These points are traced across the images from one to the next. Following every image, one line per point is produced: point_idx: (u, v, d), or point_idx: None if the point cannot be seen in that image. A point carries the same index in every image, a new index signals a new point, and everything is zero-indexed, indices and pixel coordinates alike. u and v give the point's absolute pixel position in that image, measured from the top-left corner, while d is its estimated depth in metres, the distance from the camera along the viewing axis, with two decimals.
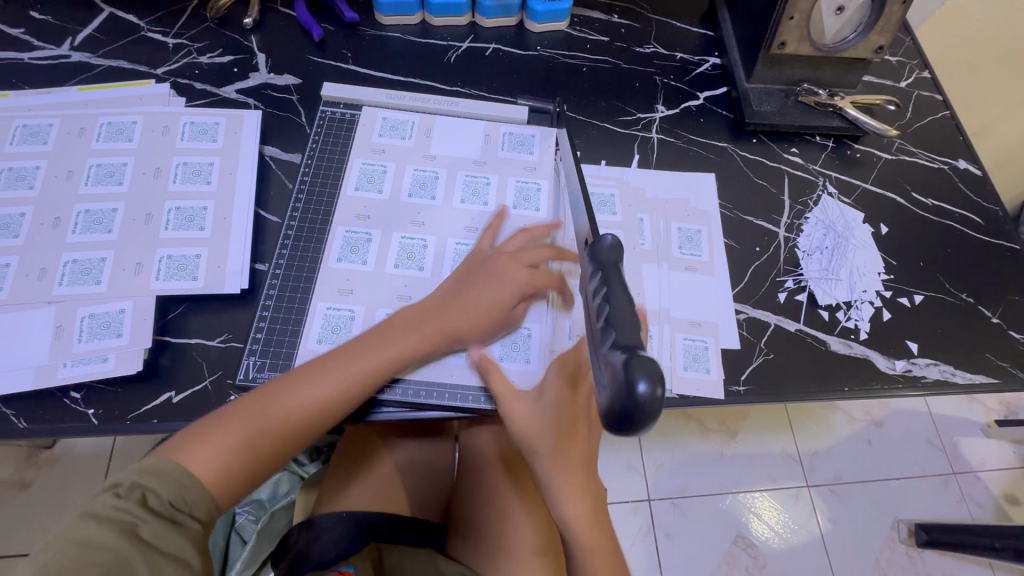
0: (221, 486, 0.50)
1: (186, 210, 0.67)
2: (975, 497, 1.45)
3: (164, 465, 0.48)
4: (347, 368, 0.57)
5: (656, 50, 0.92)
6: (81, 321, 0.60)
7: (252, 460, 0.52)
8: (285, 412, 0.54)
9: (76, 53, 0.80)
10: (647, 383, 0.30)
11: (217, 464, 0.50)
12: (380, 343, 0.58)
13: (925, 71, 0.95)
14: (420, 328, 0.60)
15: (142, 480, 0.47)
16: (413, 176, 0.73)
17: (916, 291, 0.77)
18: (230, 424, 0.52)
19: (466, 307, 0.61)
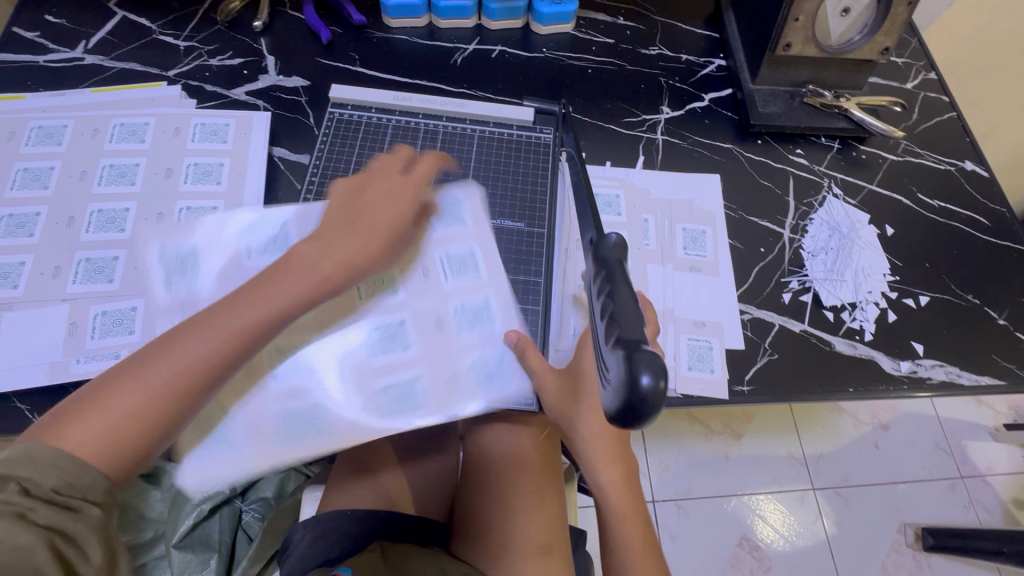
0: (106, 463, 0.43)
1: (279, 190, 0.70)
2: (983, 502, 1.43)
3: (26, 452, 0.40)
4: (229, 316, 0.49)
5: (661, 52, 0.92)
6: (94, 318, 0.61)
7: (136, 433, 0.45)
8: (171, 372, 0.46)
9: (90, 56, 0.82)
10: (650, 374, 0.29)
11: (98, 442, 0.43)
12: (267, 286, 0.51)
13: (931, 73, 0.95)
14: (310, 267, 0.53)
15: (14, 470, 0.39)
16: (421, 190, 0.72)
17: (922, 293, 0.77)
18: (106, 398, 0.44)
19: (361, 234, 0.56)
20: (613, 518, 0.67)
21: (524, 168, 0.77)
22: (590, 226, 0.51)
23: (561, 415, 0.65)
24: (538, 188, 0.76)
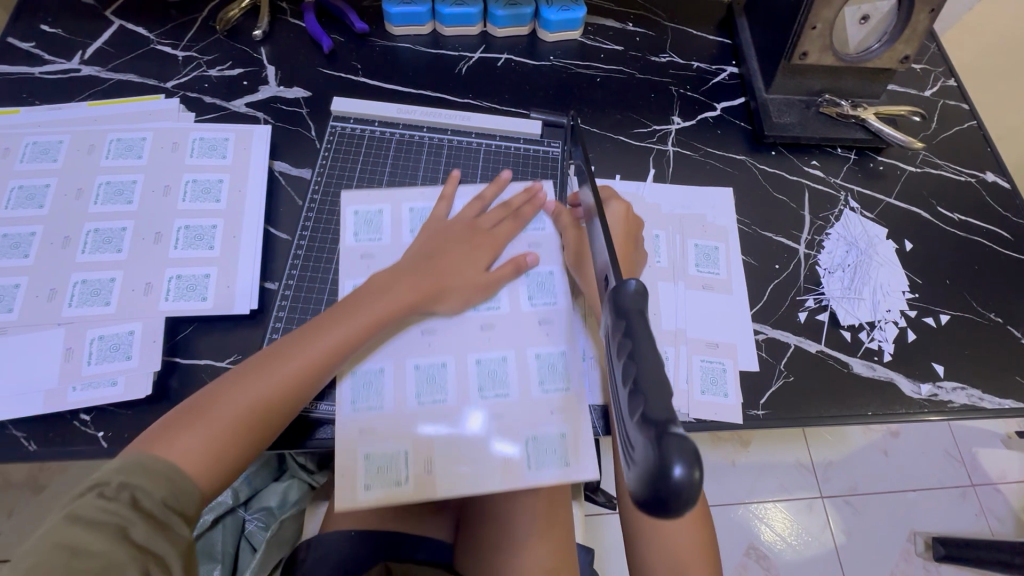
0: (205, 475, 0.49)
1: (365, 214, 0.68)
2: (996, 511, 1.40)
3: (141, 459, 0.46)
4: (312, 346, 0.56)
5: (671, 59, 0.90)
6: (90, 343, 0.60)
7: (231, 446, 0.51)
8: (260, 389, 0.53)
9: (86, 67, 0.80)
10: (682, 462, 0.26)
11: (195, 455, 0.49)
12: (338, 317, 0.58)
13: (951, 79, 0.92)
14: (376, 301, 0.59)
15: (129, 480, 0.45)
16: (413, 215, 0.69)
17: (942, 311, 0.74)
18: (193, 429, 0.50)
19: (440, 270, 0.63)
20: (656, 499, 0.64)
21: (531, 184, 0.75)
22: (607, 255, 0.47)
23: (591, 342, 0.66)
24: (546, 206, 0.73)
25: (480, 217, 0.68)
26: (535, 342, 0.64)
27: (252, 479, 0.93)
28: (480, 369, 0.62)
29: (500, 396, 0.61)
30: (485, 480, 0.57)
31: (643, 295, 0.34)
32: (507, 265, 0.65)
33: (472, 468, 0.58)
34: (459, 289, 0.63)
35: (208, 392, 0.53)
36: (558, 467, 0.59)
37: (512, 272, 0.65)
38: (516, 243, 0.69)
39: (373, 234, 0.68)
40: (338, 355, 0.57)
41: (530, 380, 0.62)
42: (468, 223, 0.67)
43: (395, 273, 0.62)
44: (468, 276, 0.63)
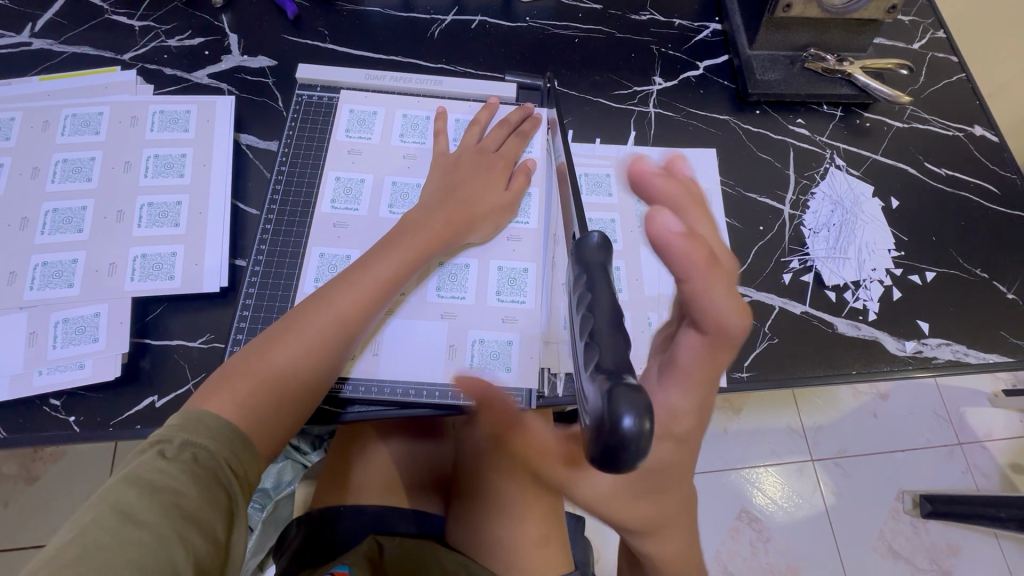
0: (264, 428, 0.48)
1: (360, 113, 0.71)
2: (980, 467, 1.42)
3: (200, 416, 0.45)
4: (359, 283, 0.54)
5: (652, 17, 0.86)
6: (54, 327, 0.58)
7: (289, 397, 0.50)
8: (322, 328, 0.52)
9: (38, 40, 0.76)
10: (632, 414, 0.27)
11: (253, 408, 0.48)
12: (383, 256, 0.56)
13: (939, 31, 0.89)
14: (417, 238, 0.58)
15: (189, 439, 0.43)
16: (393, 187, 0.68)
17: (928, 268, 0.73)
18: (248, 378, 0.49)
19: (468, 201, 0.62)
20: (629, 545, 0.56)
21: None
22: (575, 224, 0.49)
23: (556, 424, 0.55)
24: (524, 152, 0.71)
25: (484, 140, 0.68)
26: (503, 251, 0.66)
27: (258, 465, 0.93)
28: (442, 270, 0.64)
29: (457, 297, 0.63)
30: (436, 381, 0.60)
31: (605, 246, 0.34)
32: (521, 175, 0.67)
33: (425, 365, 0.60)
34: (484, 218, 0.63)
35: (259, 344, 0.51)
36: (502, 373, 0.61)
37: (525, 181, 0.67)
38: None
39: (351, 201, 0.67)
40: (384, 293, 0.55)
41: (487, 288, 0.64)
42: (474, 148, 0.67)
43: (429, 208, 0.61)
44: (492, 201, 0.64)
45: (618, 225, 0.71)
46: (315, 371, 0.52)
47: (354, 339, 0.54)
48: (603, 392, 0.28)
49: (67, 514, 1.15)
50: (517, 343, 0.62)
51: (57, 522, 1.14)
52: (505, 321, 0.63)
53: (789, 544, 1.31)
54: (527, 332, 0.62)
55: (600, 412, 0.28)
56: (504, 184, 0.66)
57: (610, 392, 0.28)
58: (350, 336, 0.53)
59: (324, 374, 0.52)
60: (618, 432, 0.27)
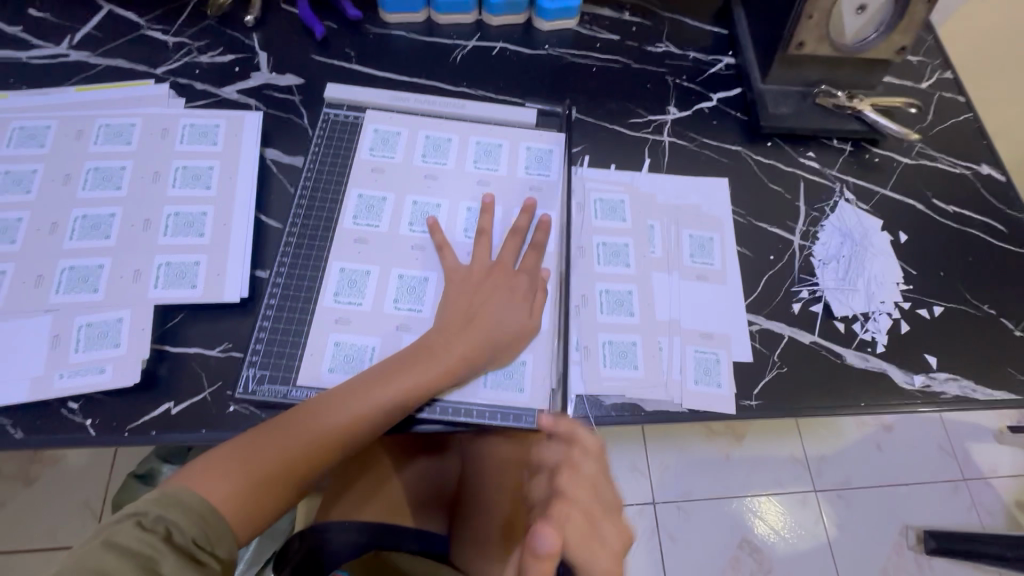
0: (242, 517, 0.50)
1: (385, 133, 0.74)
2: (986, 504, 1.40)
3: (179, 492, 0.47)
4: (381, 391, 0.56)
5: (668, 49, 0.89)
6: (77, 330, 0.59)
7: (274, 493, 0.51)
8: (326, 432, 0.54)
9: (75, 52, 0.78)
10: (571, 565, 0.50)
11: (236, 497, 0.49)
12: (411, 367, 0.58)
13: (947, 72, 0.91)
14: (436, 363, 0.58)
15: (166, 516, 0.46)
16: (415, 207, 0.70)
17: (936, 303, 0.74)
18: (241, 462, 0.51)
19: (483, 332, 0.61)
20: None
21: (533, 181, 0.73)
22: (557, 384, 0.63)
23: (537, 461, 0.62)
24: (541, 177, 0.74)
25: (499, 257, 0.66)
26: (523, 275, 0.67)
27: None
28: None
29: None
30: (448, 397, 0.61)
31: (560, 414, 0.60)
32: (539, 295, 0.66)
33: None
34: (502, 346, 0.62)
35: (262, 433, 0.53)
36: (513, 393, 0.62)
37: (543, 300, 0.66)
38: (518, 186, 0.73)
39: (373, 218, 0.69)
40: (390, 412, 0.56)
41: None
42: (490, 266, 0.66)
43: (449, 332, 0.61)
44: (507, 332, 0.62)
45: (631, 250, 0.72)
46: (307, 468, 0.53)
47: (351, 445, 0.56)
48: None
49: (64, 518, 1.15)
50: (529, 364, 0.64)
51: (55, 526, 1.14)
52: None
53: None
54: (539, 353, 0.65)
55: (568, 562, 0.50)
56: (527, 309, 0.64)
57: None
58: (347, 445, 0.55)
59: (308, 477, 0.54)
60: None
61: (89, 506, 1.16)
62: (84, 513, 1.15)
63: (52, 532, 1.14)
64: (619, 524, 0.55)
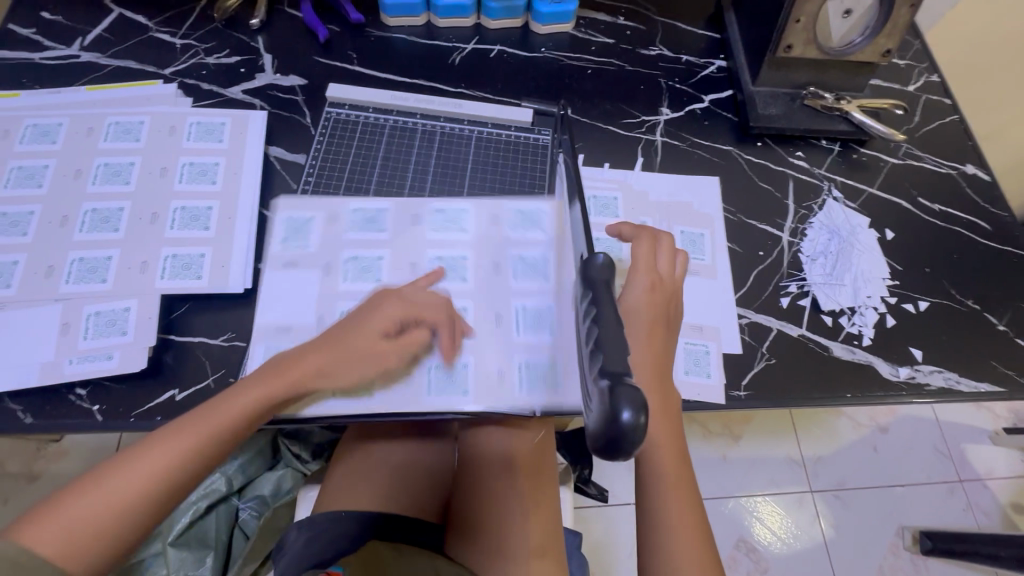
0: (83, 553, 0.49)
1: (297, 220, 0.69)
2: (982, 506, 1.41)
3: (11, 541, 0.46)
4: (249, 394, 0.56)
5: (661, 53, 0.91)
6: (86, 319, 0.61)
7: (118, 526, 0.50)
8: (197, 441, 0.54)
9: (86, 53, 0.81)
10: (628, 408, 0.35)
11: (89, 525, 0.49)
12: (290, 367, 0.58)
13: (934, 75, 0.94)
14: (251, 386, 0.57)
15: (4, 560, 0.43)
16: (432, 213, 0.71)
17: (921, 298, 0.76)
18: (100, 483, 0.51)
19: (332, 352, 0.59)
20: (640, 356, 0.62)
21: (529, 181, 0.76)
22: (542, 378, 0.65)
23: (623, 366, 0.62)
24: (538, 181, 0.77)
25: (391, 279, 0.66)
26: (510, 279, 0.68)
27: (247, 467, 0.90)
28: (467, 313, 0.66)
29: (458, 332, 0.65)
30: None
31: (606, 268, 0.44)
32: (421, 329, 0.62)
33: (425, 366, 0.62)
34: (353, 369, 0.59)
35: (112, 463, 0.52)
36: (458, 397, 0.62)
37: (427, 336, 0.62)
38: (515, 186, 0.76)
39: (300, 239, 0.68)
40: (231, 435, 0.55)
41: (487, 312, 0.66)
42: (381, 285, 0.65)
43: (338, 332, 0.60)
44: (360, 355, 0.59)
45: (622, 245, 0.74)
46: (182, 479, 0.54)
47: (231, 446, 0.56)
48: (607, 389, 0.36)
49: None
50: (472, 367, 0.63)
51: None
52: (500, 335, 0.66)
53: None
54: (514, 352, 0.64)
55: (605, 403, 0.36)
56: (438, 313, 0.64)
57: (613, 393, 0.35)
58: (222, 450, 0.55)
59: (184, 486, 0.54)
60: (619, 422, 0.34)
61: None
62: None
63: None
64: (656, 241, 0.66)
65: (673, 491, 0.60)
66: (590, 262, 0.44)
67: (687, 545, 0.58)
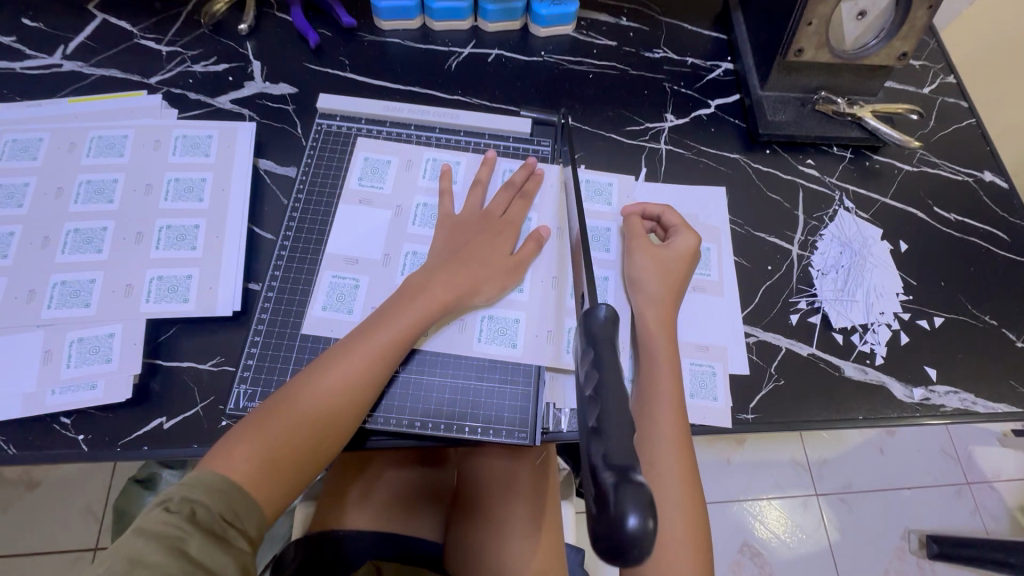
0: (268, 485, 0.50)
1: (374, 162, 0.73)
2: (989, 508, 1.38)
3: (200, 476, 0.48)
4: (379, 332, 0.57)
5: (666, 55, 0.88)
6: (69, 346, 0.59)
7: (292, 458, 0.51)
8: (342, 380, 0.54)
9: (68, 62, 0.78)
10: (637, 513, 0.32)
11: (258, 468, 0.50)
12: (403, 304, 0.59)
13: (950, 76, 0.90)
14: (403, 314, 0.58)
15: (191, 495, 0.46)
16: (424, 210, 0.70)
17: (936, 313, 0.73)
18: (260, 431, 0.51)
19: (470, 264, 0.63)
20: (652, 328, 0.63)
21: (547, 196, 0.73)
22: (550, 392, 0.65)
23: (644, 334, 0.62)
24: (548, 190, 0.73)
25: (488, 205, 0.69)
26: (537, 289, 0.68)
27: None
28: (491, 321, 0.66)
29: (484, 338, 0.65)
30: (437, 414, 0.62)
31: (608, 324, 0.43)
32: (529, 241, 0.67)
33: (433, 380, 0.63)
34: (487, 278, 0.63)
35: (273, 402, 0.54)
36: (507, 348, 0.65)
37: (535, 249, 0.67)
38: (545, 198, 0.73)
39: (377, 180, 0.72)
40: (388, 360, 0.57)
41: (504, 314, 0.66)
42: (480, 212, 0.68)
43: (436, 268, 0.62)
44: (495, 263, 0.64)
45: (611, 283, 0.70)
46: (333, 421, 0.54)
47: (377, 384, 0.56)
48: (611, 486, 0.33)
49: (67, 520, 1.16)
50: (523, 321, 0.66)
51: (59, 529, 1.15)
52: (502, 356, 0.65)
53: None
54: (529, 355, 0.65)
55: (608, 503, 0.33)
56: (511, 247, 0.67)
57: (617, 491, 0.33)
58: (367, 393, 0.55)
59: (338, 434, 0.54)
60: (624, 531, 0.32)
61: (93, 510, 1.17)
62: (89, 517, 1.16)
63: (58, 536, 1.14)
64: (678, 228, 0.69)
65: (673, 442, 0.57)
66: (591, 316, 0.43)
67: (682, 503, 0.56)
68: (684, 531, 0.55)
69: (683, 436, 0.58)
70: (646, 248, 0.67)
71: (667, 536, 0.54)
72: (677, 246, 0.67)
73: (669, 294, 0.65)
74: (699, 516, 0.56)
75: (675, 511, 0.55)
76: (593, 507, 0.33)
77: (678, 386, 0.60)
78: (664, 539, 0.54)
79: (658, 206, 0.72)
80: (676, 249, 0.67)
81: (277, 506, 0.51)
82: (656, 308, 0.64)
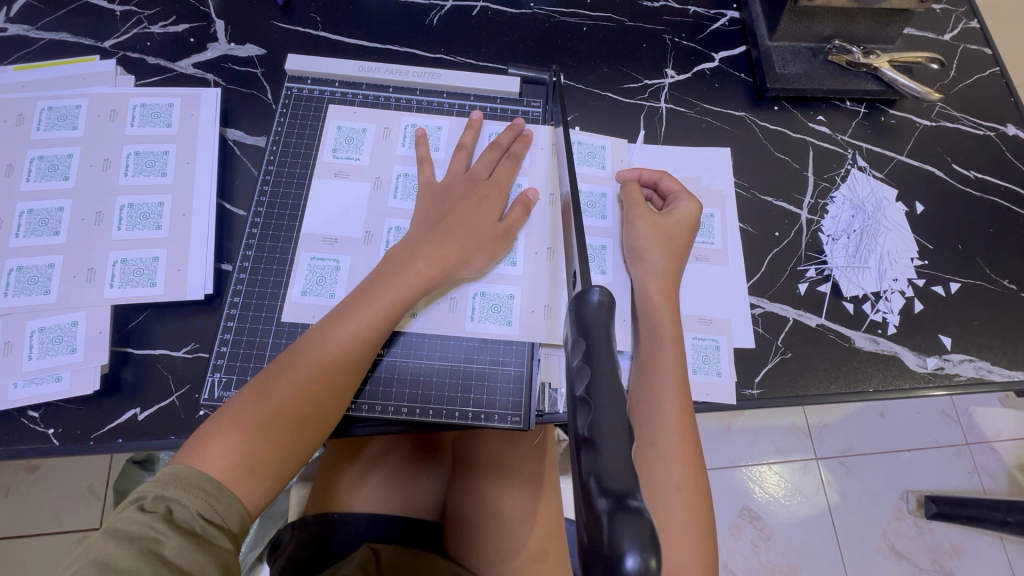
0: (249, 479, 0.47)
1: (349, 130, 0.67)
2: (988, 468, 1.33)
3: (175, 472, 0.45)
4: (358, 313, 0.52)
5: (666, 4, 0.80)
6: (30, 336, 0.55)
7: (275, 450, 0.48)
8: (322, 366, 0.50)
9: (13, 26, 0.71)
10: (635, 550, 0.29)
11: (236, 463, 0.46)
12: (385, 282, 0.54)
13: (973, 21, 0.83)
14: (385, 291, 0.54)
15: (165, 493, 0.43)
16: (404, 180, 0.65)
17: (953, 279, 0.69)
18: (237, 421, 0.48)
19: (455, 235, 0.58)
20: (654, 300, 0.58)
21: (537, 160, 0.68)
22: (545, 370, 0.62)
23: (647, 305, 0.58)
24: (538, 155, 0.68)
25: (473, 166, 0.64)
26: (532, 263, 0.64)
27: None
28: (483, 299, 0.62)
29: (473, 317, 0.61)
30: (427, 398, 0.59)
31: (602, 311, 0.39)
32: (517, 207, 0.62)
33: (420, 364, 0.60)
34: (474, 250, 0.58)
35: (250, 391, 0.50)
36: (502, 326, 0.61)
37: (523, 215, 0.62)
38: (536, 164, 0.67)
39: (352, 151, 0.66)
40: (371, 342, 0.53)
41: (494, 289, 0.62)
42: (465, 178, 0.63)
43: (419, 242, 0.57)
44: (483, 233, 0.59)
45: (609, 252, 0.66)
46: (315, 409, 0.50)
47: (359, 367, 0.53)
48: (606, 513, 0.30)
49: (65, 504, 1.10)
50: (517, 297, 0.62)
51: (59, 512, 1.10)
52: (492, 335, 0.61)
53: (790, 545, 1.25)
54: (523, 330, 0.61)
55: (602, 538, 0.30)
56: (499, 216, 0.62)
57: (613, 521, 0.30)
58: (349, 378, 0.52)
59: (320, 422, 0.51)
60: (620, 568, 0.29)
61: (93, 491, 1.11)
62: (88, 498, 1.11)
63: (56, 517, 1.09)
64: (682, 194, 0.64)
65: (674, 420, 0.54)
66: (585, 300, 0.39)
67: (683, 484, 0.52)
68: (687, 513, 0.51)
69: (686, 413, 0.55)
70: (646, 215, 0.62)
71: (669, 521, 0.51)
72: (680, 212, 0.63)
73: (670, 264, 0.60)
74: (701, 496, 0.53)
75: (676, 492, 0.52)
76: (585, 535, 0.31)
77: (681, 360, 0.56)
78: (664, 521, 0.51)
79: (656, 171, 0.67)
80: (679, 218, 0.62)
81: (262, 500, 0.48)
82: (658, 278, 0.59)
